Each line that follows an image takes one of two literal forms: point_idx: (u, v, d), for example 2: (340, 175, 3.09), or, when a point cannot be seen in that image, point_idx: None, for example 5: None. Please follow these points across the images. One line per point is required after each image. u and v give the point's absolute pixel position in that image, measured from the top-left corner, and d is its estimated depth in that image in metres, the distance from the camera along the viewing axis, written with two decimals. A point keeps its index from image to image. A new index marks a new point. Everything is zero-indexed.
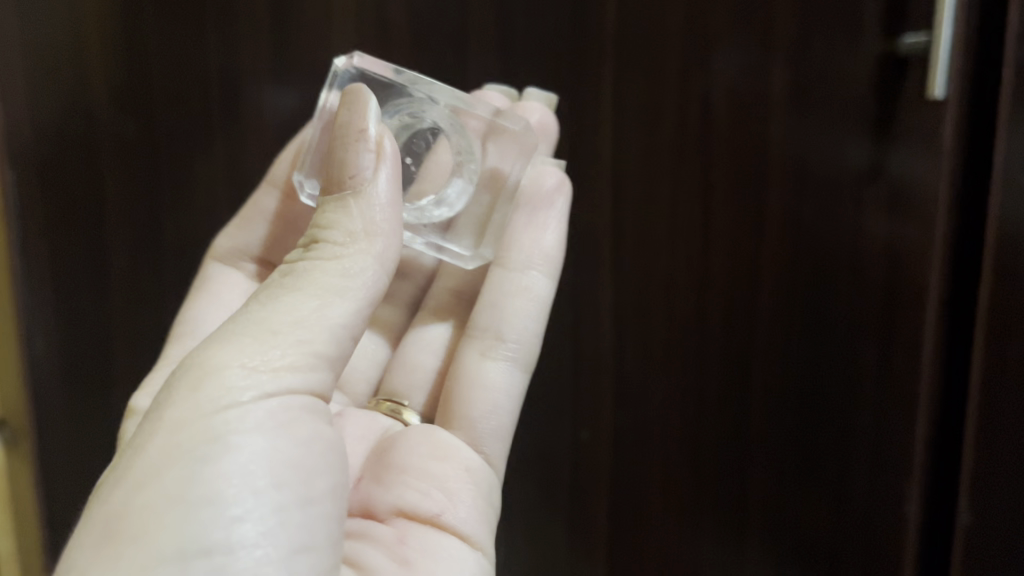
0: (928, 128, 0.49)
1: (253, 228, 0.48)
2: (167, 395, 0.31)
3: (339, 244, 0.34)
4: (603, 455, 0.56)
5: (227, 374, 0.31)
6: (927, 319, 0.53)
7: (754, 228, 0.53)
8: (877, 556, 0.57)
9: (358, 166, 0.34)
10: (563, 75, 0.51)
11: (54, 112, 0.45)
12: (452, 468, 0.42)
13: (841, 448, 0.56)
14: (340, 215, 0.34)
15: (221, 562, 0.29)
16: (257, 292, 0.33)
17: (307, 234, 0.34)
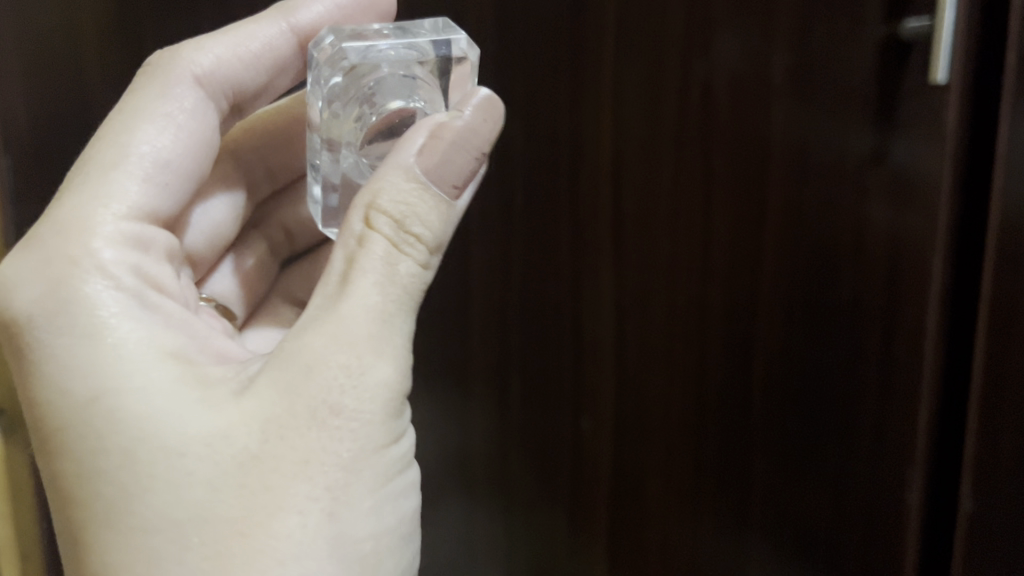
0: (930, 114, 0.48)
1: (246, 52, 0.39)
2: (284, 389, 0.30)
3: (429, 248, 0.33)
4: (602, 443, 0.57)
5: (351, 393, 0.30)
6: (931, 305, 0.52)
7: (755, 215, 0.53)
8: (875, 552, 0.57)
9: (457, 176, 0.34)
10: (561, 61, 0.50)
11: (49, 94, 0.43)
12: None
13: (844, 438, 0.56)
14: (431, 212, 0.33)
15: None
16: (370, 278, 0.31)
17: (404, 221, 0.32)
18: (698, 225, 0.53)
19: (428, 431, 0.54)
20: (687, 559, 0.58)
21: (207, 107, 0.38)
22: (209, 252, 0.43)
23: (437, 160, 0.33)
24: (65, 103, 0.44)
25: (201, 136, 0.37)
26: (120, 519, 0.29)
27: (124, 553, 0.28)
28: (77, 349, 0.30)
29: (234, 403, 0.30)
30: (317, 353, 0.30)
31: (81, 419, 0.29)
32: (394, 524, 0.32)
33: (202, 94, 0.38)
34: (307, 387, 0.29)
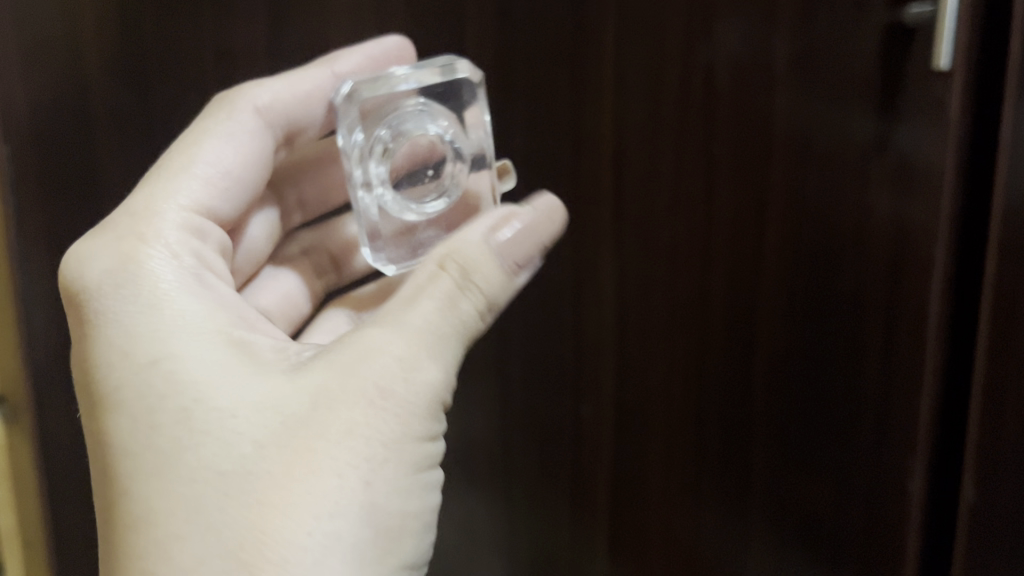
0: (932, 99, 0.48)
1: (298, 91, 0.41)
2: (339, 371, 0.31)
3: (486, 308, 0.34)
4: (604, 431, 0.58)
5: (405, 386, 0.31)
6: (933, 290, 0.51)
7: (756, 202, 0.52)
8: (875, 546, 0.55)
9: (520, 255, 0.36)
10: (559, 62, 0.52)
11: (46, 83, 0.44)
12: None
13: (844, 429, 0.54)
14: (494, 275, 0.34)
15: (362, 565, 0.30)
16: (435, 300, 0.33)
17: (468, 272, 0.34)
18: (700, 213, 0.53)
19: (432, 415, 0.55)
20: (688, 549, 0.58)
21: (262, 136, 0.40)
22: (248, 266, 0.43)
23: (506, 237, 0.35)
24: (62, 93, 0.45)
25: (258, 156, 0.40)
26: (168, 471, 0.30)
27: (166, 500, 0.29)
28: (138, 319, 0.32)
29: (290, 379, 0.31)
30: (381, 345, 0.32)
31: (138, 380, 0.31)
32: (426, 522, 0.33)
33: (262, 124, 0.40)
34: (361, 370, 0.31)
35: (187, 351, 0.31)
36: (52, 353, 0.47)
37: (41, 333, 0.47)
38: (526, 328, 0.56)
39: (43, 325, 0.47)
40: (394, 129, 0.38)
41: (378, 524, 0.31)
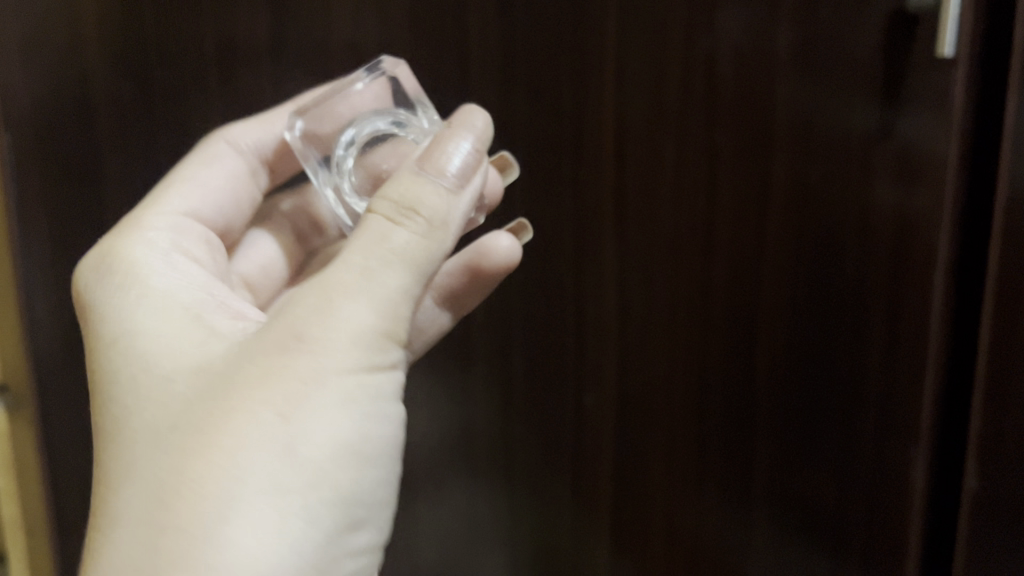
0: (938, 89, 0.46)
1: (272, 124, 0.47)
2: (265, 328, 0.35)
3: (430, 224, 0.36)
4: (606, 420, 0.59)
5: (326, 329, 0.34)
6: (937, 281, 0.50)
7: (758, 192, 0.52)
8: (879, 541, 0.54)
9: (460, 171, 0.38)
10: (560, 58, 0.53)
11: (46, 72, 0.45)
12: None
13: (847, 420, 0.54)
14: (429, 194, 0.36)
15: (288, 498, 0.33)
16: (363, 244, 0.35)
17: (401, 202, 0.36)
18: (701, 204, 0.53)
19: (435, 406, 0.58)
20: (690, 536, 0.58)
21: (239, 163, 0.47)
22: (267, 283, 0.49)
23: (439, 162, 0.37)
24: (63, 85, 0.45)
25: (234, 176, 0.47)
26: (126, 432, 0.35)
27: (123, 455, 0.34)
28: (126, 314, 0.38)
29: (228, 347, 0.36)
30: (306, 297, 0.35)
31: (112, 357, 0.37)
32: (359, 452, 0.35)
33: (235, 153, 0.47)
34: (280, 321, 0.35)
35: (155, 341, 0.36)
36: (54, 343, 0.48)
37: (42, 322, 0.48)
38: (528, 322, 0.58)
39: (45, 315, 0.48)
40: (357, 137, 0.43)
41: (302, 449, 0.33)
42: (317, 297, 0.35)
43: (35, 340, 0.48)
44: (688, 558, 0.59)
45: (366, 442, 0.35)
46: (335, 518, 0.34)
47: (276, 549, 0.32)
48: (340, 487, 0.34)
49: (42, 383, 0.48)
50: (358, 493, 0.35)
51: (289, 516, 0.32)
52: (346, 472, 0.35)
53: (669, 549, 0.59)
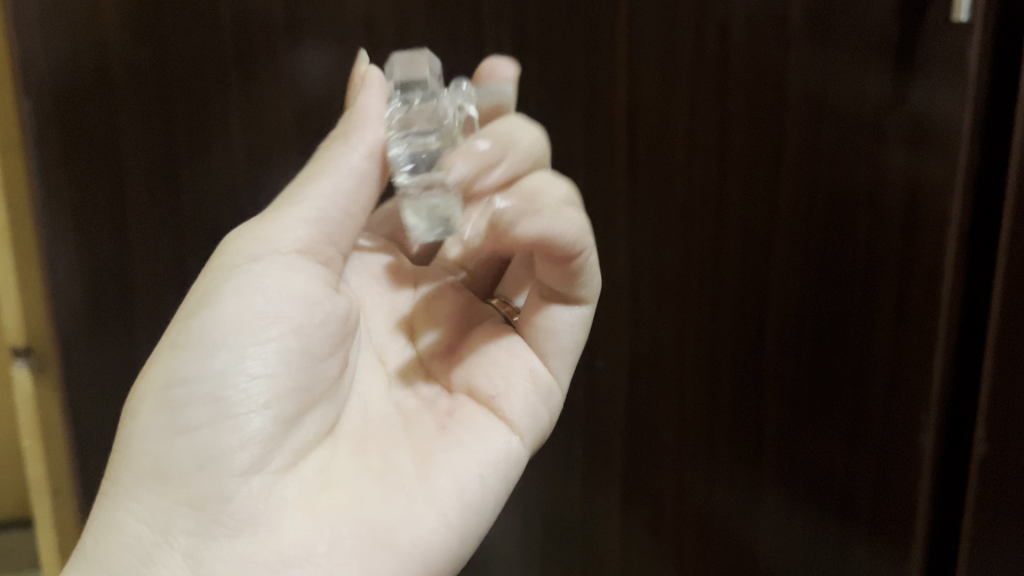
0: (953, 54, 0.47)
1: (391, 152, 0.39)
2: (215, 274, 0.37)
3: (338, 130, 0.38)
4: (617, 382, 0.58)
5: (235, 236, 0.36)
6: (948, 246, 0.50)
7: (771, 157, 0.52)
8: (888, 499, 0.55)
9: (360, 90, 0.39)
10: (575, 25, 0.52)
11: (65, 37, 0.45)
12: (512, 370, 0.39)
13: (858, 382, 0.54)
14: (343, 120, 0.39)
15: (204, 387, 0.33)
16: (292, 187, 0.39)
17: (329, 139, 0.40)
18: (713, 168, 0.53)
19: None
20: (699, 498, 0.59)
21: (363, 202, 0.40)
22: None
23: None
24: (82, 54, 0.46)
25: None
26: None
27: None
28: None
29: None
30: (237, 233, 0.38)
31: None
32: (202, 348, 0.34)
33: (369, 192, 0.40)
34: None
35: None
36: (76, 308, 0.49)
37: (65, 286, 0.48)
38: None
39: (68, 280, 0.48)
40: None
41: (152, 362, 0.34)
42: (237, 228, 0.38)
43: (59, 305, 0.48)
44: (697, 521, 0.59)
45: (217, 336, 0.34)
46: (179, 421, 0.33)
47: (121, 462, 0.33)
48: (187, 387, 0.33)
49: (64, 349, 0.49)
50: (219, 386, 0.33)
51: (135, 427, 0.33)
52: (193, 371, 0.33)
53: (679, 518, 0.59)
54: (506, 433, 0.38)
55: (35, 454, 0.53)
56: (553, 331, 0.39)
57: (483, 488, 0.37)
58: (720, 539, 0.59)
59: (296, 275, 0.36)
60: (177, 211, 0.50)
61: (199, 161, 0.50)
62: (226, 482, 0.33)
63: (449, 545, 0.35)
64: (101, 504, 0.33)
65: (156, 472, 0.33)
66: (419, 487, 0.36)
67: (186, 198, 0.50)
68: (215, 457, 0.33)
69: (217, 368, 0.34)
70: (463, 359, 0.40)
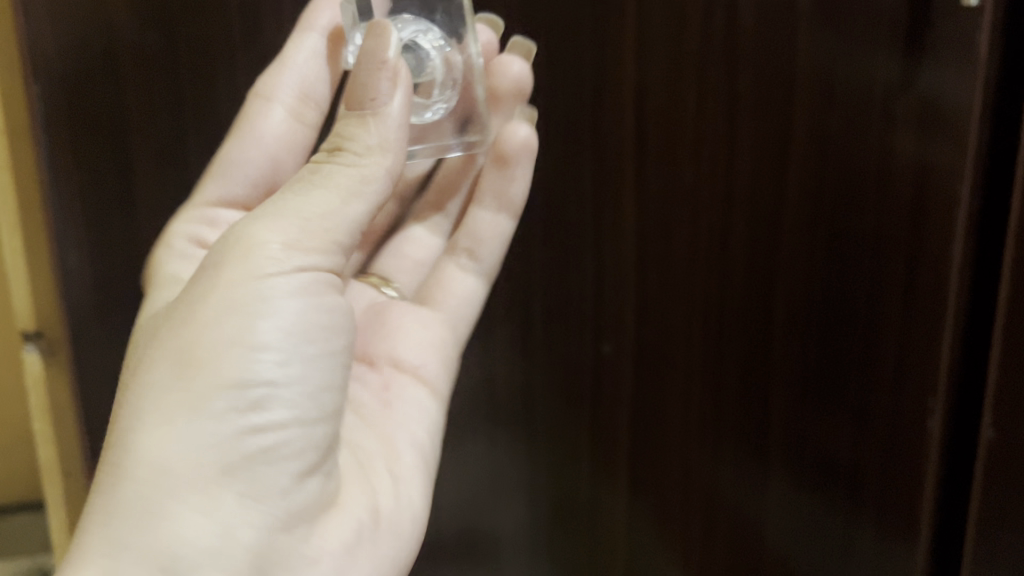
0: (962, 36, 0.47)
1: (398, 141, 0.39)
2: (223, 256, 0.36)
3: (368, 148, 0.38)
4: (623, 367, 0.57)
5: (272, 245, 0.36)
6: (957, 227, 0.50)
7: (778, 144, 0.52)
8: (894, 490, 0.55)
9: (378, 90, 0.38)
10: None
11: (73, 23, 0.45)
12: (429, 340, 0.49)
13: (867, 370, 0.54)
14: (356, 127, 0.38)
15: (264, 388, 0.35)
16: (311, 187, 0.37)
17: (332, 142, 0.38)
18: (721, 152, 0.53)
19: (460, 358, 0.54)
20: (708, 484, 0.58)
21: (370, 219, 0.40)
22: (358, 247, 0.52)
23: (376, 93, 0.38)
24: (91, 39, 0.45)
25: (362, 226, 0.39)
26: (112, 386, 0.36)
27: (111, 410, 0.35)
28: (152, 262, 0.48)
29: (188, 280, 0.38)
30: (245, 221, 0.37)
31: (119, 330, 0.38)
32: (264, 351, 0.35)
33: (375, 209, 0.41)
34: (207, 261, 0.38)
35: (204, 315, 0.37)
36: (88, 297, 0.49)
37: (74, 273, 0.48)
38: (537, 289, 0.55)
39: (78, 265, 0.48)
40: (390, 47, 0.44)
41: (203, 355, 0.34)
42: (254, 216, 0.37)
43: (68, 290, 0.48)
44: (705, 506, 0.59)
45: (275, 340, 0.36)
46: (249, 419, 0.35)
47: (174, 454, 0.33)
48: (252, 386, 0.35)
49: (76, 337, 0.49)
50: (281, 388, 0.36)
51: (192, 416, 0.34)
52: (258, 372, 0.35)
53: (686, 501, 0.59)
54: (432, 399, 0.47)
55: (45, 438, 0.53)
56: (452, 291, 0.50)
57: (429, 451, 0.46)
58: (728, 522, 0.59)
59: (331, 289, 0.39)
60: (184, 198, 0.50)
61: (205, 148, 0.50)
62: (280, 476, 0.36)
63: (421, 510, 0.44)
64: (139, 493, 0.32)
65: (221, 464, 0.34)
66: (385, 463, 0.43)
67: (193, 184, 0.50)
68: (272, 452, 0.35)
69: (279, 371, 0.36)
70: (382, 337, 0.48)
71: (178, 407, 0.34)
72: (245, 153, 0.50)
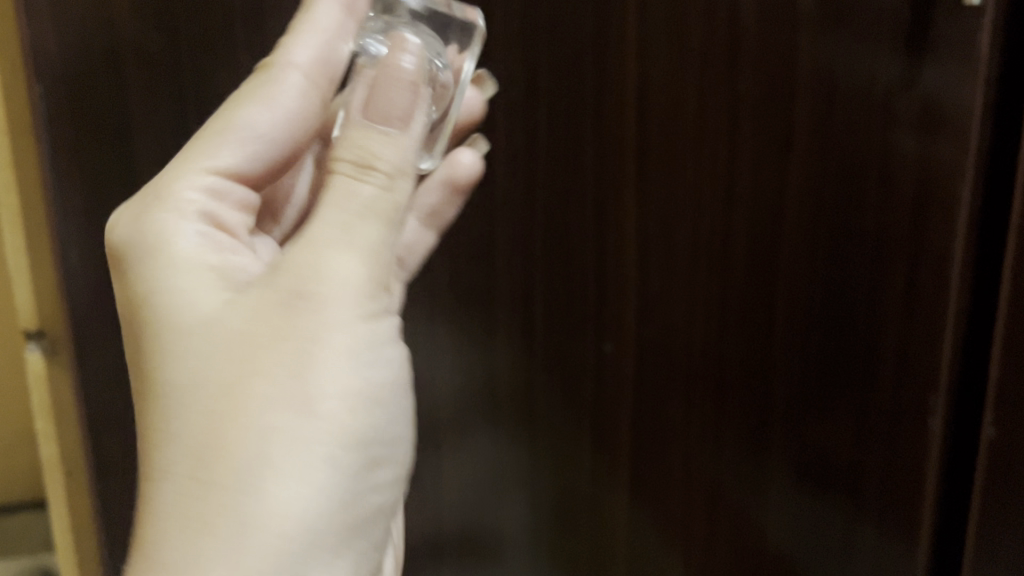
0: (965, 37, 0.47)
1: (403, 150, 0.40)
2: (304, 301, 0.36)
3: (390, 174, 0.38)
4: (625, 367, 0.57)
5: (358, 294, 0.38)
6: (958, 227, 0.51)
7: (779, 143, 0.52)
8: (895, 500, 0.56)
9: (406, 109, 0.39)
10: None
11: (76, 20, 0.45)
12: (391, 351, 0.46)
13: (870, 372, 0.55)
14: (378, 142, 0.38)
15: (357, 434, 0.38)
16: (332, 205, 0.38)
17: (357, 158, 0.38)
18: (722, 152, 0.53)
19: (461, 359, 0.54)
20: (709, 484, 0.58)
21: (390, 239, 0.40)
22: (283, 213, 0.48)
23: (391, 98, 0.39)
24: (93, 37, 0.45)
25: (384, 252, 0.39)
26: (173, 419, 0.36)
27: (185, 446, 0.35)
28: (145, 259, 0.38)
29: (242, 305, 0.37)
30: (315, 259, 0.37)
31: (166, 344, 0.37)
32: (356, 402, 0.38)
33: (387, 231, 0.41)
34: (279, 280, 0.37)
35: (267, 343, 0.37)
36: (88, 296, 0.48)
37: (76, 272, 0.48)
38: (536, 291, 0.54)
39: (79, 264, 0.48)
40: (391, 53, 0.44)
41: (306, 409, 0.36)
42: (323, 252, 0.37)
43: (71, 289, 0.48)
44: (705, 505, 0.59)
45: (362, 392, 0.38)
46: (353, 461, 0.38)
47: (288, 505, 0.35)
48: (353, 436, 0.37)
49: (76, 336, 0.49)
50: (367, 437, 0.38)
51: (299, 470, 0.35)
52: (352, 424, 0.37)
53: (688, 502, 0.59)
54: None
55: (48, 436, 0.53)
56: None
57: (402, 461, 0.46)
58: (729, 522, 0.59)
59: (395, 337, 0.40)
60: None
61: None
62: (383, 497, 0.40)
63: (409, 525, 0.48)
64: (267, 542, 0.34)
65: (330, 510, 0.36)
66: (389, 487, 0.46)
67: None
68: (378, 473, 0.39)
69: (366, 422, 0.38)
70: None
71: (289, 457, 0.35)
72: (254, 119, 0.41)
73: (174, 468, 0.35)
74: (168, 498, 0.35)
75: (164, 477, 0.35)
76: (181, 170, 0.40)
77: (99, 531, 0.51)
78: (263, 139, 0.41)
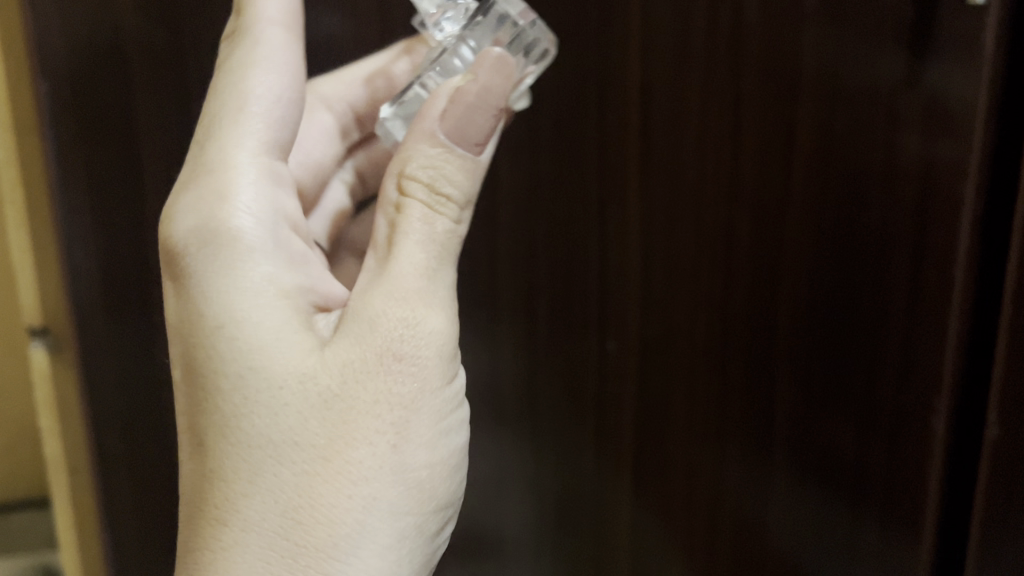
0: (970, 34, 0.46)
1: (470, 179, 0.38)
2: (383, 361, 0.35)
3: (461, 206, 0.37)
4: (627, 362, 0.58)
5: (435, 353, 0.36)
6: (963, 228, 0.49)
7: (784, 137, 0.52)
8: (897, 508, 0.55)
9: (483, 137, 0.38)
10: None
11: (80, 18, 0.45)
12: None
13: (874, 372, 0.54)
14: (456, 172, 0.37)
15: (428, 492, 0.37)
16: (418, 242, 0.36)
17: (439, 193, 0.37)
18: (727, 150, 0.53)
19: None
20: (712, 485, 0.59)
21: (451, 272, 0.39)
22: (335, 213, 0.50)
23: (462, 126, 0.37)
24: (98, 35, 0.45)
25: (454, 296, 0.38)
26: (239, 469, 0.34)
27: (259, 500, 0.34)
28: (213, 283, 0.35)
29: (318, 356, 0.35)
30: (400, 316, 0.35)
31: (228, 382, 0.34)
32: (428, 462, 0.37)
33: None
34: (372, 338, 0.35)
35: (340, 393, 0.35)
36: (92, 292, 0.48)
37: (81, 269, 0.48)
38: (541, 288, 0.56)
39: (84, 262, 0.48)
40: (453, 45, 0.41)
41: (381, 471, 0.35)
42: (402, 307, 0.36)
43: (74, 287, 0.48)
44: (708, 508, 0.59)
45: (433, 451, 0.37)
46: (425, 516, 0.37)
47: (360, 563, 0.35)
48: (424, 493, 0.37)
49: (79, 332, 0.49)
50: (438, 494, 0.38)
51: (374, 530, 0.35)
52: (424, 485, 0.37)
53: (688, 503, 0.60)
54: None
55: (53, 433, 0.51)
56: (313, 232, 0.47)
57: None
58: (731, 525, 0.59)
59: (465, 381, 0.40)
60: None
61: None
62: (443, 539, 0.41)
63: None
64: None
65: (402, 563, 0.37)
66: None
67: None
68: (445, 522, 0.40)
69: (435, 480, 0.37)
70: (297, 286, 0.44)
71: (365, 520, 0.35)
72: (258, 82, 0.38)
73: (263, 519, 0.34)
74: (256, 550, 0.34)
75: (250, 527, 0.34)
76: (232, 162, 0.36)
77: (103, 529, 0.51)
78: (282, 101, 0.38)
